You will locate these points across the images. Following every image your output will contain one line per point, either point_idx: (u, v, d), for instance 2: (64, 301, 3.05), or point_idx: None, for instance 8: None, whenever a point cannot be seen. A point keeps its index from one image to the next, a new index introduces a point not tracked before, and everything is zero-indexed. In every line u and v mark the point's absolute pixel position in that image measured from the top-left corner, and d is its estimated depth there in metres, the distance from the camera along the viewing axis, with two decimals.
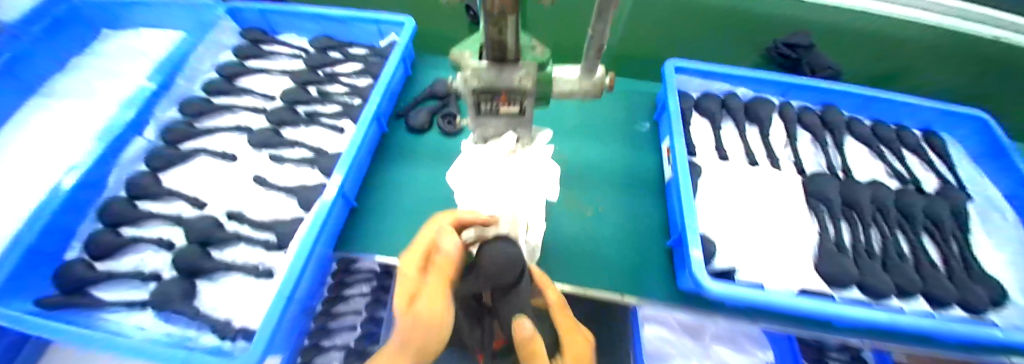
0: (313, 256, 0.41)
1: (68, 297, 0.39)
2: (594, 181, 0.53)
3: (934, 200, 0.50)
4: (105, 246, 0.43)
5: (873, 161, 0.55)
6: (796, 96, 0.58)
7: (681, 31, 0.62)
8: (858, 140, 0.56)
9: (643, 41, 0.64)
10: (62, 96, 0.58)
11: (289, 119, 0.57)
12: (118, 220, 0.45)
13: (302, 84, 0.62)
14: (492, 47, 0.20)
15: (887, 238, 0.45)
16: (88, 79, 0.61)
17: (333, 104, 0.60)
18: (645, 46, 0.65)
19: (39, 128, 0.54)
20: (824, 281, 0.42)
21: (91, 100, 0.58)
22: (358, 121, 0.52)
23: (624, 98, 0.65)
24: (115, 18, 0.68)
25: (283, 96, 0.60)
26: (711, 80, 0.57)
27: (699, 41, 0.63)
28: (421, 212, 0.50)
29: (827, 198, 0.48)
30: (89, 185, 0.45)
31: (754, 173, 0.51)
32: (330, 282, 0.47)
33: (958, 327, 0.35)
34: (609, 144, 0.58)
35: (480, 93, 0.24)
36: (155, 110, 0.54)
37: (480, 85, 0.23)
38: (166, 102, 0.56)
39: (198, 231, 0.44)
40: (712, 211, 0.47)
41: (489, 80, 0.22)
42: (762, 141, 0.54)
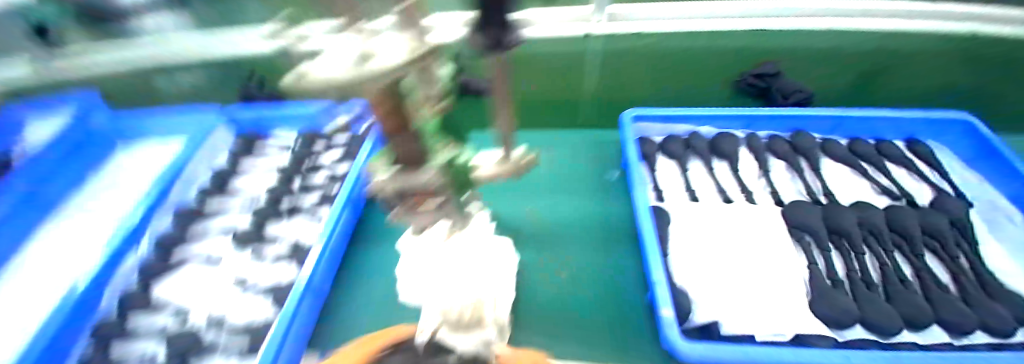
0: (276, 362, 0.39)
1: None
2: (568, 240, 0.52)
3: (928, 212, 0.47)
4: None
5: (856, 179, 0.53)
6: (763, 126, 0.57)
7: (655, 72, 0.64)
8: (839, 160, 0.54)
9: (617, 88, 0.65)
10: (64, 213, 0.63)
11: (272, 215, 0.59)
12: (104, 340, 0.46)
13: (286, 177, 0.66)
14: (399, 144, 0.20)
15: (885, 264, 0.42)
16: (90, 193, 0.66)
17: (314, 193, 0.63)
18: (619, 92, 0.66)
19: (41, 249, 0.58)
20: (824, 323, 0.38)
21: (90, 213, 0.62)
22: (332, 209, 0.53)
23: (594, 146, 0.66)
24: (120, 131, 0.73)
25: (268, 192, 0.63)
26: (672, 122, 0.57)
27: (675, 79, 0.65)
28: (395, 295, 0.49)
29: (811, 228, 0.46)
30: (85, 300, 0.47)
31: (728, 211, 0.49)
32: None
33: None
34: (581, 197, 0.58)
35: (397, 191, 0.23)
36: (153, 220, 0.58)
37: (395, 184, 0.22)
38: (162, 212, 0.60)
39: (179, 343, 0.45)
40: (688, 258, 0.45)
41: (403, 179, 0.22)
42: (733, 175, 0.53)
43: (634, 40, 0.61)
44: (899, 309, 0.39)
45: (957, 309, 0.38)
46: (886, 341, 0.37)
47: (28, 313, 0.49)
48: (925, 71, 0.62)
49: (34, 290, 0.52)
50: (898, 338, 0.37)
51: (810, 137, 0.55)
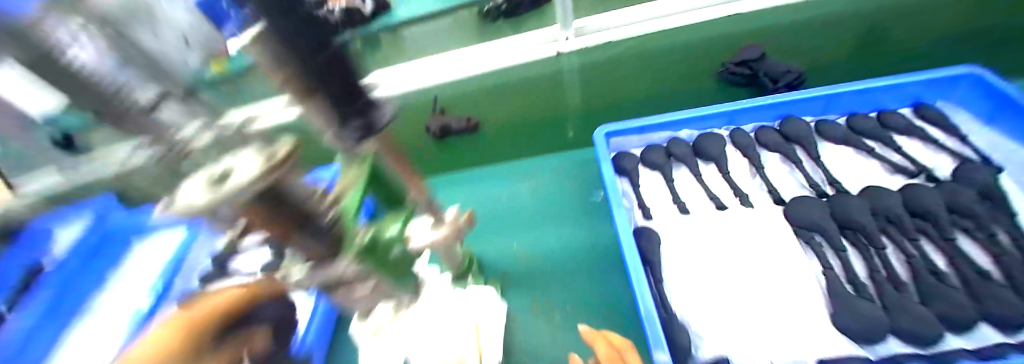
0: None
1: None
2: (558, 275, 0.49)
3: (956, 186, 0.41)
4: None
5: (864, 159, 0.47)
6: (748, 119, 0.52)
7: (630, 81, 0.65)
8: (840, 142, 0.49)
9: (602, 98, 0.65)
10: None
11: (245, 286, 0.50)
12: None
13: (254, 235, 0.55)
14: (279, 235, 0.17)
15: (910, 258, 0.38)
16: None
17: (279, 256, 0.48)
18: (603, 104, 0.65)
19: None
20: (849, 340, 0.35)
21: None
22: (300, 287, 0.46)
23: (576, 166, 0.62)
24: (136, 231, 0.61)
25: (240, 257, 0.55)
26: (648, 132, 0.54)
27: (653, 81, 0.64)
28: None
29: (818, 227, 0.41)
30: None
31: (723, 219, 0.45)
32: None
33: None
34: (567, 225, 0.55)
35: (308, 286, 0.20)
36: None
37: (301, 276, 0.20)
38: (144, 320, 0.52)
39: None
40: (685, 282, 0.41)
41: (310, 271, 0.20)
42: (723, 178, 0.49)
43: (612, 49, 0.69)
44: (934, 309, 0.34)
45: (1001, 298, 0.33)
46: (926, 352, 0.33)
47: None
48: (911, 23, 0.61)
49: None
50: (944, 345, 0.33)
51: (801, 123, 0.50)
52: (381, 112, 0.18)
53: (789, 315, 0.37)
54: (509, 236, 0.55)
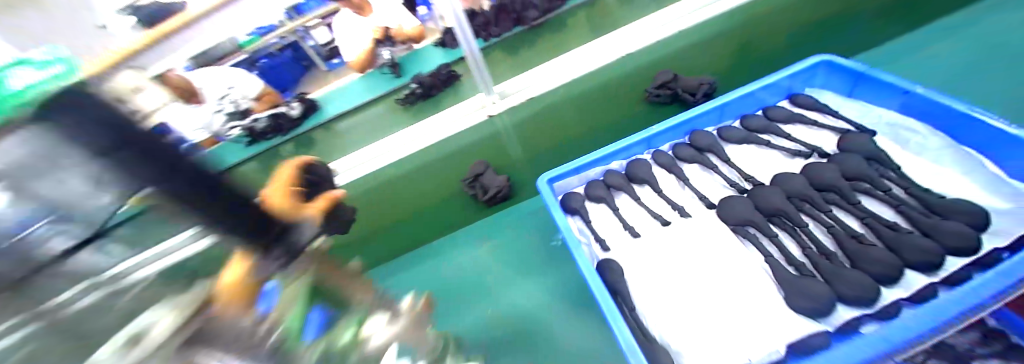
0: None
1: None
2: (533, 330, 0.52)
3: (843, 155, 0.49)
4: None
5: (765, 151, 0.54)
6: (662, 140, 0.59)
7: (567, 115, 0.67)
8: (744, 143, 0.56)
9: (533, 136, 0.66)
10: None
11: None
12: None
13: None
14: None
15: (831, 228, 0.42)
16: None
17: None
18: (537, 142, 0.67)
19: None
20: (806, 318, 0.37)
21: None
22: None
23: (529, 217, 0.65)
24: None
25: None
26: (585, 170, 0.58)
27: (585, 117, 0.67)
28: None
29: (749, 219, 0.46)
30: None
31: (671, 234, 0.48)
32: None
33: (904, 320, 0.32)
34: (532, 276, 0.58)
35: None
36: None
37: None
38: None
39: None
40: (654, 303, 0.43)
41: None
42: (659, 197, 0.53)
43: (533, 106, 0.64)
44: (866, 270, 0.38)
45: (920, 248, 0.36)
46: (874, 310, 0.36)
47: None
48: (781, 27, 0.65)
49: None
50: (881, 302, 0.36)
51: (707, 133, 0.56)
52: (302, 236, 0.23)
53: (748, 305, 0.40)
54: (464, 317, 0.58)
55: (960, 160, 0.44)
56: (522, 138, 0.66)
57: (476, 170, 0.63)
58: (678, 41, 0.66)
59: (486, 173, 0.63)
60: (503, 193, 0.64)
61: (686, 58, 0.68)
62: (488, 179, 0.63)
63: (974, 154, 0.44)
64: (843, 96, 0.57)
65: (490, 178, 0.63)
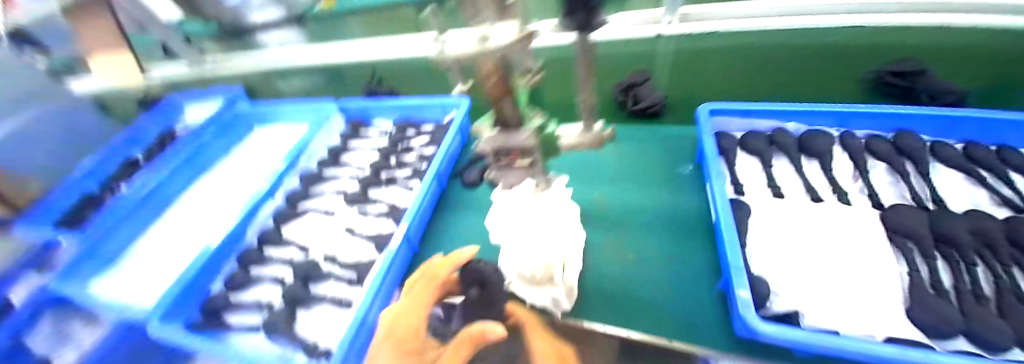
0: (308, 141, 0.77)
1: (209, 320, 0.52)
2: (628, 224, 0.53)
3: None
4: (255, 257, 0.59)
5: (972, 189, 0.45)
6: (859, 124, 0.53)
7: (745, 64, 0.59)
8: (949, 166, 0.48)
9: (692, 68, 0.62)
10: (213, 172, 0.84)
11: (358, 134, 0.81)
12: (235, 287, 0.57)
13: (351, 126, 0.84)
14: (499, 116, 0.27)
15: (1003, 278, 0.36)
16: (235, 161, 0.87)
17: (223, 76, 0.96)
18: (692, 84, 0.64)
19: (202, 213, 0.74)
20: (920, 330, 0.34)
21: (241, 178, 0.81)
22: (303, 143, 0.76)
23: (662, 144, 0.65)
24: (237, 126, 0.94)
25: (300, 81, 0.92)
26: (754, 117, 0.56)
27: (764, 73, 0.60)
28: None
29: (916, 234, 0.41)
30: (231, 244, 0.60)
31: (817, 211, 0.47)
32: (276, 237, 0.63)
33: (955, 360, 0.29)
34: (650, 187, 0.58)
35: (498, 152, 0.30)
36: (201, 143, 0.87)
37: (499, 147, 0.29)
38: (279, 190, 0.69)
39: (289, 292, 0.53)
40: (767, 252, 0.44)
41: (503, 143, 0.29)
42: (825, 176, 0.50)
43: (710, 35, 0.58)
44: (1011, 323, 0.32)
45: None
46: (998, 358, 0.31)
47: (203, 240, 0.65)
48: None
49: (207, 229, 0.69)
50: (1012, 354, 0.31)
51: (914, 138, 0.49)
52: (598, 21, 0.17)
53: (867, 295, 0.38)
54: (579, 192, 0.59)
55: None
56: (675, 66, 0.63)
57: (635, 80, 0.64)
58: (952, 36, 0.49)
59: (645, 86, 0.64)
60: (655, 109, 0.65)
61: (945, 59, 0.51)
62: (645, 92, 0.64)
63: None
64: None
65: (648, 91, 0.64)
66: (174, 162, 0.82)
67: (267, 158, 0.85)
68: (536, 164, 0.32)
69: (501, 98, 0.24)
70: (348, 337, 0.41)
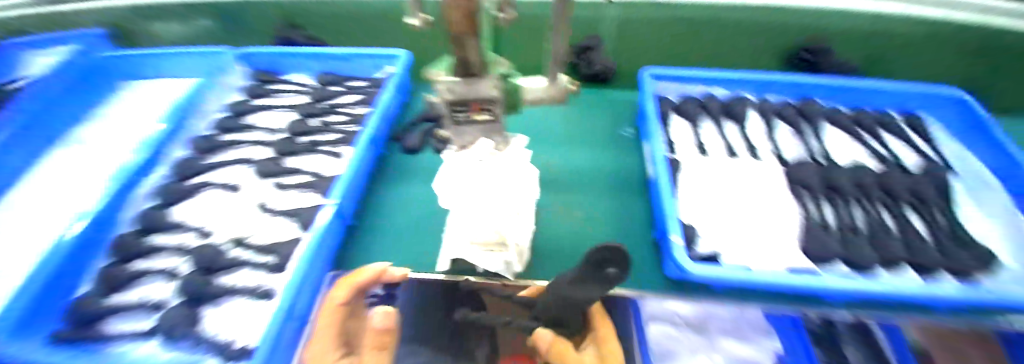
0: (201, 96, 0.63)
1: (76, 329, 0.40)
2: (576, 184, 0.54)
3: (918, 179, 0.52)
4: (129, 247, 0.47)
5: (853, 145, 0.57)
6: (773, 91, 0.61)
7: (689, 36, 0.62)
8: (838, 128, 0.59)
9: (641, 39, 0.63)
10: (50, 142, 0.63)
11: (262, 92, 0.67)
12: (112, 286, 0.44)
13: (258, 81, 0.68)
14: (459, 63, 0.23)
15: (871, 216, 0.47)
16: (84, 128, 0.66)
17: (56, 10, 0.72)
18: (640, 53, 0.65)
19: (38, 194, 0.55)
20: (810, 259, 0.41)
21: (93, 148, 0.62)
22: (195, 100, 0.61)
23: (605, 107, 0.66)
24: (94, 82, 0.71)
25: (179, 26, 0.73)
26: (687, 83, 0.60)
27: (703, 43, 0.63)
28: (401, 250, 0.48)
29: (807, 183, 0.49)
30: (95, 234, 0.46)
31: (734, 165, 0.52)
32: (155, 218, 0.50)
33: (923, 289, 0.35)
34: (595, 150, 0.59)
35: (454, 104, 0.27)
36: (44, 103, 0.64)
37: (454, 97, 0.26)
38: (161, 162, 0.55)
39: (189, 284, 0.44)
40: (696, 203, 0.48)
41: (461, 92, 0.26)
42: (741, 135, 0.57)
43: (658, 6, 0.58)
44: (878, 250, 0.42)
45: (933, 260, 0.41)
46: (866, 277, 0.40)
47: (44, 234, 0.49)
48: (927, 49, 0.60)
49: (42, 217, 0.51)
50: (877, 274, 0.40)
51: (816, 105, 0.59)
52: None
53: (772, 235, 0.44)
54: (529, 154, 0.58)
55: (1006, 217, 0.47)
56: (621, 37, 0.63)
57: (589, 44, 0.63)
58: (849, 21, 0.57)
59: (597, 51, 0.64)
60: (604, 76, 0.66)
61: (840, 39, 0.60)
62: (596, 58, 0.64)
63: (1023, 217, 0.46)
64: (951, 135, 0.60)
65: (600, 56, 0.64)
66: (0, 129, 0.58)
67: (137, 122, 0.66)
68: (500, 115, 0.29)
69: (464, 37, 0.19)
70: (274, 328, 0.35)
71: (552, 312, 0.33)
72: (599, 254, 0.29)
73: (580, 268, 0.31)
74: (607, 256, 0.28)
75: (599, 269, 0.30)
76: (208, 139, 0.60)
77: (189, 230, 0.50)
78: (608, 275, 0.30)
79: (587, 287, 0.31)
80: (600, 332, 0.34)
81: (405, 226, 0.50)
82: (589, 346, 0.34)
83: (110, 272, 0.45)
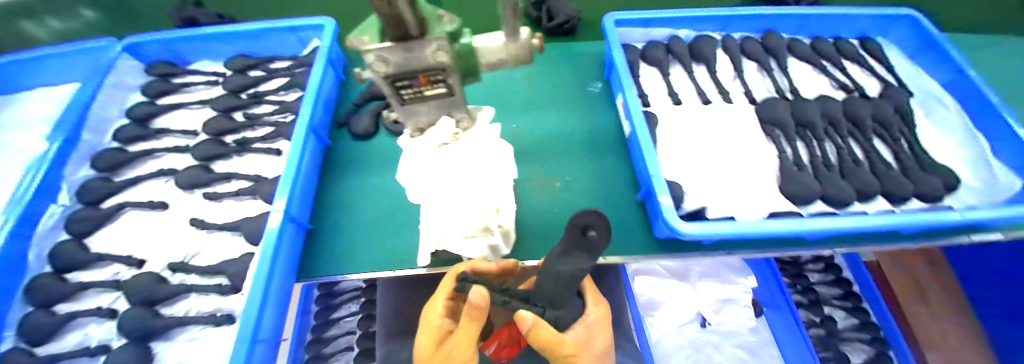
0: (95, 98, 0.51)
1: None
2: (551, 152, 0.50)
3: (879, 103, 0.53)
4: (39, 294, 0.39)
5: (816, 77, 0.57)
6: (737, 28, 0.58)
7: None
8: (802, 60, 0.58)
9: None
10: None
11: (168, 88, 0.56)
12: (34, 340, 0.37)
13: (158, 75, 0.57)
14: (389, 25, 0.18)
15: (841, 149, 0.48)
16: None
17: None
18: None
19: None
20: (789, 201, 0.42)
21: None
22: (92, 105, 0.50)
23: (570, 63, 0.61)
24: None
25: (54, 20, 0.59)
26: (652, 27, 0.56)
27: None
28: (372, 248, 0.43)
29: (781, 122, 0.49)
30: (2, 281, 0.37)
31: (709, 111, 0.50)
32: (71, 254, 0.42)
33: (881, 221, 0.37)
34: (567, 111, 0.55)
35: (394, 79, 0.23)
36: None
37: (391, 70, 0.22)
38: (61, 187, 0.45)
39: (129, 324, 0.37)
40: (673, 156, 0.46)
41: (399, 62, 0.21)
42: (711, 79, 0.55)
43: None
44: (851, 184, 0.44)
45: (900, 186, 0.43)
46: (840, 212, 0.42)
47: None
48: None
49: None
50: (848, 208, 0.42)
51: (780, 37, 0.57)
52: None
53: (748, 181, 0.44)
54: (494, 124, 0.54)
55: (961, 136, 0.50)
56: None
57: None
58: None
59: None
60: (571, 25, 0.61)
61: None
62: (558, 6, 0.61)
63: (977, 136, 0.49)
64: (905, 57, 0.61)
65: (561, 5, 0.61)
66: None
67: (24, 142, 0.54)
68: (457, 88, 0.25)
69: None
70: (240, 357, 0.32)
71: (548, 292, 0.31)
72: (579, 217, 0.25)
73: (567, 237, 0.27)
74: (587, 222, 0.24)
75: (576, 232, 0.26)
76: (116, 152, 0.50)
77: (115, 260, 0.42)
78: (589, 242, 0.26)
79: (574, 257, 0.27)
80: (588, 317, 0.35)
81: (372, 221, 0.45)
82: (576, 326, 0.34)
83: (31, 321, 0.37)
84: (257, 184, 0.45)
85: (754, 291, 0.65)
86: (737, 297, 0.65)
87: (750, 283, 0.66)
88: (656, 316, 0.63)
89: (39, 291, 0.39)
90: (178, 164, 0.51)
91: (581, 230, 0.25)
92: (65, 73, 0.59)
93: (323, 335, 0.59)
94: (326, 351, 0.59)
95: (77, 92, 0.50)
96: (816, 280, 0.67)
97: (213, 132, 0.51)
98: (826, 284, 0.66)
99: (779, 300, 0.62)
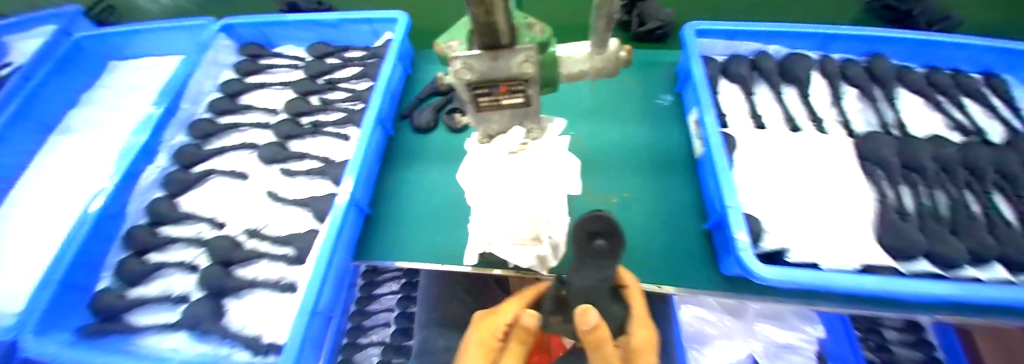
0: (196, 73, 0.57)
1: (105, 323, 0.39)
2: (614, 166, 0.48)
3: (1008, 151, 0.43)
4: (141, 243, 0.44)
5: (929, 113, 0.48)
6: (837, 49, 0.51)
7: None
8: (914, 92, 0.50)
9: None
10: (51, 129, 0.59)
11: (256, 68, 0.61)
12: (130, 281, 0.42)
13: (250, 57, 0.62)
14: (480, 33, 0.17)
15: (955, 199, 0.40)
16: (85, 113, 0.62)
17: None
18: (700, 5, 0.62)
19: (45, 186, 0.52)
20: (888, 255, 0.36)
21: (98, 135, 0.59)
22: (194, 79, 0.56)
23: (642, 71, 0.58)
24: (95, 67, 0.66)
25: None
26: (737, 40, 0.51)
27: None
28: (421, 242, 0.44)
29: (884, 160, 0.42)
30: (107, 227, 0.43)
31: (798, 140, 0.45)
32: (164, 210, 0.47)
33: (991, 292, 0.30)
34: (631, 123, 0.52)
35: (474, 86, 0.22)
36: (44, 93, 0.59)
37: (474, 77, 0.21)
38: (161, 150, 0.51)
39: (206, 281, 0.41)
40: (752, 187, 0.42)
41: (483, 71, 0.20)
42: (803, 103, 0.49)
43: None
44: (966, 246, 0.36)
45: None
46: (947, 274, 0.35)
47: (58, 229, 0.47)
48: None
49: (60, 208, 0.49)
50: (962, 272, 0.35)
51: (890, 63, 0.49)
52: None
53: (837, 222, 0.38)
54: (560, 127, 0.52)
55: None
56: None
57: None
58: None
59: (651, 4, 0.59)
60: (662, 32, 0.59)
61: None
62: (650, 10, 0.59)
63: None
64: None
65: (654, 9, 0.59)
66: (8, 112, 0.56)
67: (139, 105, 0.62)
68: (534, 98, 0.24)
69: None
70: (301, 326, 0.34)
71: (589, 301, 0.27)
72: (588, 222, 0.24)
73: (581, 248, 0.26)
74: (594, 227, 0.24)
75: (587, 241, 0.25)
76: (210, 123, 0.55)
77: (201, 221, 0.47)
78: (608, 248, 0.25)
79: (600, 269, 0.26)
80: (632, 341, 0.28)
81: (424, 214, 0.46)
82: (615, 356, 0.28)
83: (127, 266, 0.42)
84: (327, 167, 0.48)
85: (821, 342, 0.56)
86: (798, 346, 0.55)
87: (817, 333, 0.56)
88: (704, 352, 0.55)
89: (134, 239, 0.44)
90: (259, 139, 0.55)
91: (586, 237, 0.25)
92: (173, 47, 0.66)
93: (365, 308, 0.61)
94: (366, 324, 0.60)
95: (180, 66, 0.56)
96: (891, 338, 0.56)
97: (291, 113, 0.55)
98: (905, 345, 0.55)
99: (846, 354, 0.55)
